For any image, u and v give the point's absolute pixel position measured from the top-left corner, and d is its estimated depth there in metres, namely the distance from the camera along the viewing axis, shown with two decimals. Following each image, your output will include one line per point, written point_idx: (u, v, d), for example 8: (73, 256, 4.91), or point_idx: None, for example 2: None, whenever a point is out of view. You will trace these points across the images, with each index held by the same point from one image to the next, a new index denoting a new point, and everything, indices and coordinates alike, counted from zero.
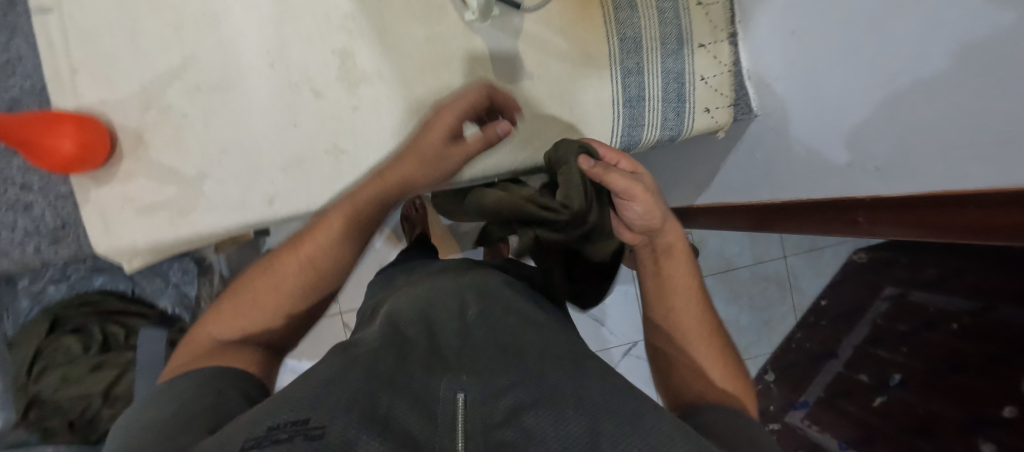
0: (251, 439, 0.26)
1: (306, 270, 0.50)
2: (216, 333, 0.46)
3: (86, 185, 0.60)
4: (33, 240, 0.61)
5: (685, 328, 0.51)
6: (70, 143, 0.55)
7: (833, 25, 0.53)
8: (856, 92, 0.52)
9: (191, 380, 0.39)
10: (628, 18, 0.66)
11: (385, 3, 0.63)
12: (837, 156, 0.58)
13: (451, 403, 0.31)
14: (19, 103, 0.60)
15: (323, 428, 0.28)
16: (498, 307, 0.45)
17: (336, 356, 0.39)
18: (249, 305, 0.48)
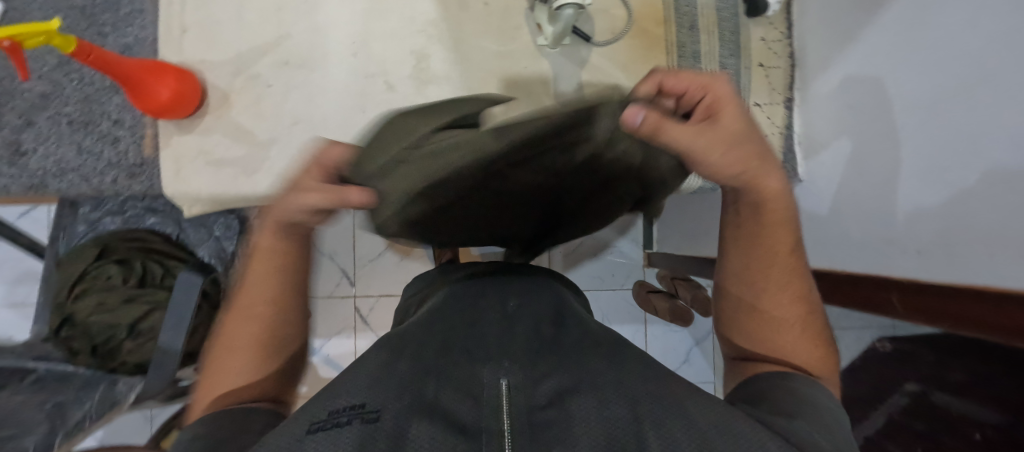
0: (317, 421, 0.30)
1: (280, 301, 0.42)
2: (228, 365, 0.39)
3: (171, 131, 0.66)
4: (113, 172, 0.67)
5: (772, 307, 0.42)
6: (168, 92, 0.60)
7: (892, 107, 0.54)
8: (905, 172, 0.52)
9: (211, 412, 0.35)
10: (690, 67, 0.70)
11: (467, 18, 0.69)
12: (875, 236, 0.58)
13: (494, 390, 0.35)
14: (132, 50, 0.68)
15: (379, 412, 0.31)
16: (539, 311, 0.49)
17: (392, 339, 0.43)
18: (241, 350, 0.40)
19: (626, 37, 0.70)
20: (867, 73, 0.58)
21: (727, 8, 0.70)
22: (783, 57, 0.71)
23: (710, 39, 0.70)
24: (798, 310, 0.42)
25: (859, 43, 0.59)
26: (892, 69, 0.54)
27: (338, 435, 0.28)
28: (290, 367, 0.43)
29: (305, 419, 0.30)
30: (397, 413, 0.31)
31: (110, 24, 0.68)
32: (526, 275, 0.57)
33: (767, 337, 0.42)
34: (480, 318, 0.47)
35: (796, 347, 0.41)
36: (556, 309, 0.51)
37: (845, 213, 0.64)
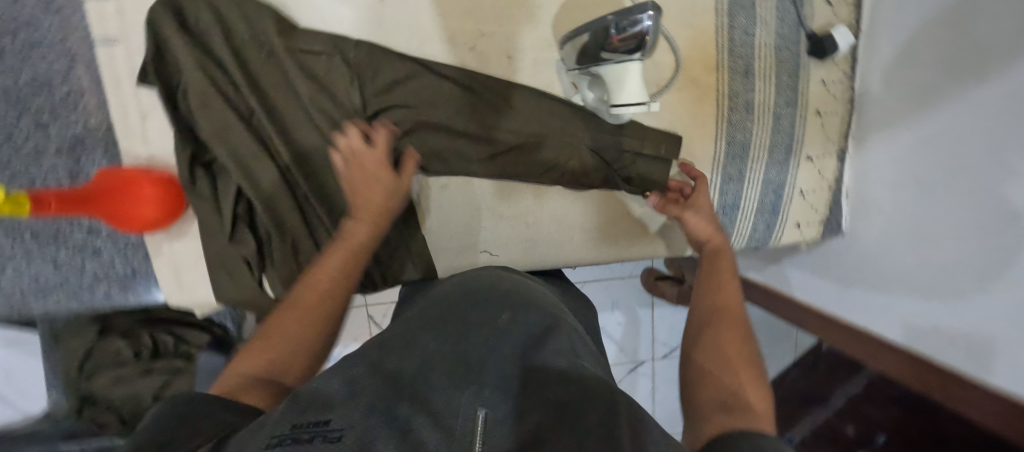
0: (276, 436, 0.23)
1: (325, 300, 0.45)
2: (241, 371, 0.39)
3: (159, 240, 0.58)
4: (104, 285, 0.59)
5: (711, 342, 0.43)
6: (153, 209, 0.52)
7: (961, 195, 0.51)
8: (970, 270, 0.51)
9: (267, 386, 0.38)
10: (742, 120, 0.62)
11: (487, 72, 0.58)
12: (918, 309, 0.59)
13: (467, 426, 0.28)
14: (83, 144, 0.56)
15: (343, 430, 0.25)
16: (537, 320, 0.41)
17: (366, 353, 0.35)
18: (255, 355, 0.40)
19: (672, 89, 0.61)
20: (937, 148, 0.53)
21: (787, 45, 0.61)
22: (841, 102, 0.64)
23: (766, 85, 0.61)
24: (749, 356, 0.41)
25: (936, 111, 0.53)
26: (970, 159, 0.49)
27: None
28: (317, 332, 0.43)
29: (261, 436, 0.23)
30: (364, 433, 0.25)
31: (47, 112, 0.55)
32: (513, 283, 0.48)
33: (706, 370, 0.40)
34: (475, 326, 0.40)
35: (739, 381, 0.38)
36: (534, 330, 0.39)
37: (883, 277, 0.63)
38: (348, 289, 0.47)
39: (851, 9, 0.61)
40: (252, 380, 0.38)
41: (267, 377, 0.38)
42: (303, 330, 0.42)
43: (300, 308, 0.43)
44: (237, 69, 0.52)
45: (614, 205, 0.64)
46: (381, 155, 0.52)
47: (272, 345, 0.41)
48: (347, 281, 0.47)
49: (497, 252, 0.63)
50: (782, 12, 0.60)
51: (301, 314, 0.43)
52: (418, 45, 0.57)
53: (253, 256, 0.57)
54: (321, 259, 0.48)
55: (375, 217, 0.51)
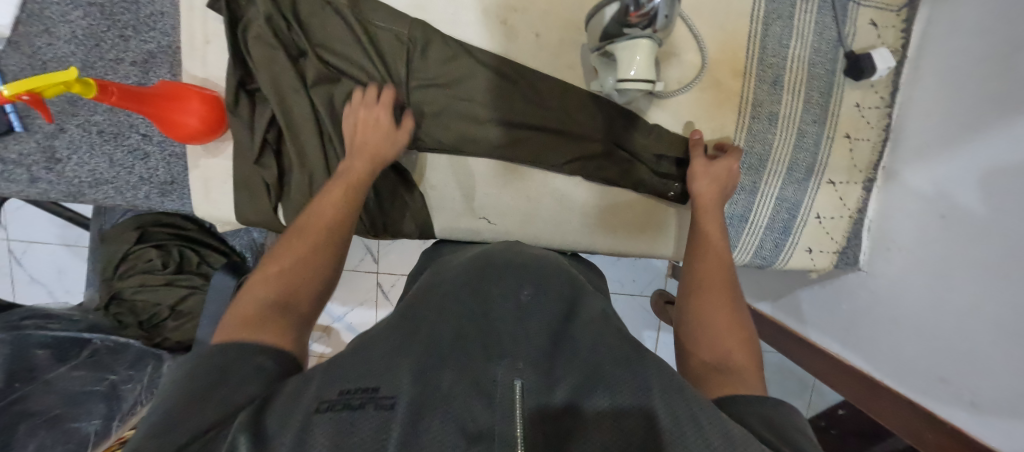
0: (326, 401, 0.29)
1: (331, 232, 0.49)
2: (256, 295, 0.41)
3: (199, 154, 0.64)
4: (145, 187, 0.66)
5: (703, 307, 0.45)
6: (196, 119, 0.57)
7: (997, 243, 0.46)
8: (988, 317, 0.47)
9: (284, 310, 0.41)
10: (763, 131, 0.61)
11: (513, 46, 0.61)
12: (924, 362, 0.54)
13: (505, 392, 0.30)
14: (155, 59, 0.63)
15: (393, 399, 0.29)
16: (555, 291, 0.45)
17: (398, 322, 0.39)
18: (266, 282, 0.43)
19: (694, 88, 0.60)
20: (976, 188, 0.49)
21: (822, 62, 0.60)
22: (876, 129, 0.61)
23: (794, 100, 0.60)
24: (734, 315, 0.45)
25: (981, 146, 0.49)
26: (1004, 196, 0.46)
27: (352, 426, 0.27)
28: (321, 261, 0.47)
29: (313, 399, 0.29)
30: (413, 398, 0.29)
31: (131, 27, 0.63)
32: (534, 259, 0.52)
33: (697, 333, 0.43)
34: (490, 297, 0.44)
35: (729, 345, 0.41)
36: (557, 307, 0.43)
37: (896, 321, 0.59)
38: (351, 215, 0.52)
39: (898, 33, 0.59)
40: (270, 304, 0.41)
41: (283, 300, 0.42)
42: (314, 266, 0.46)
43: (311, 241, 0.47)
44: (288, 8, 0.57)
45: (615, 196, 0.65)
46: (383, 112, 0.57)
47: (275, 279, 0.43)
48: (348, 210, 0.52)
49: (494, 220, 0.65)
50: (822, 27, 0.59)
51: (312, 247, 0.47)
52: (455, 10, 0.60)
53: (272, 180, 0.62)
54: (325, 193, 0.52)
55: (371, 152, 0.56)
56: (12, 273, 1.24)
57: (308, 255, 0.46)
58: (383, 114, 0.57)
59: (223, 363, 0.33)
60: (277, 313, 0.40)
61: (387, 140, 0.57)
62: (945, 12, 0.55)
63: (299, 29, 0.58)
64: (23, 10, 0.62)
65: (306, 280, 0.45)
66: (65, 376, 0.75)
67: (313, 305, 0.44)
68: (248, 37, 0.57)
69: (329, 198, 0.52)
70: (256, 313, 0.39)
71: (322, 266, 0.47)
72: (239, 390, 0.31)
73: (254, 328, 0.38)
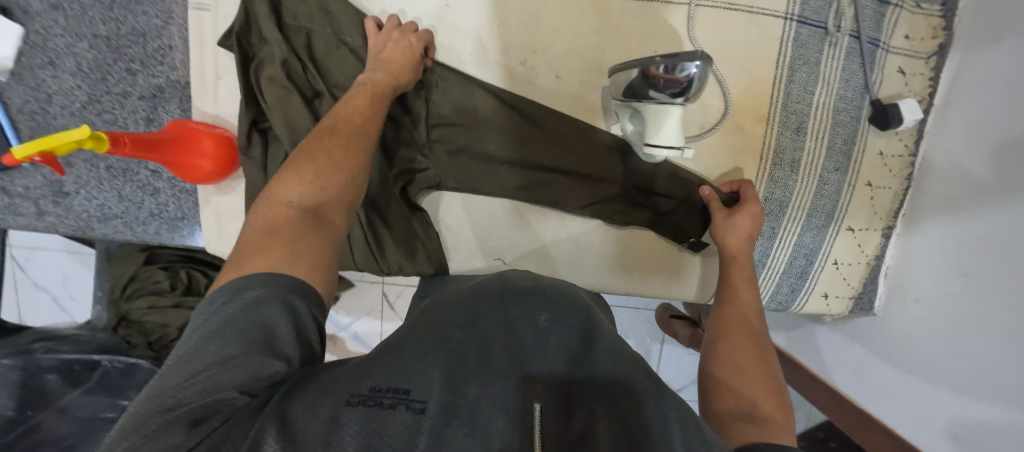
0: (357, 394, 0.29)
1: (360, 137, 0.46)
2: (287, 199, 0.40)
3: (210, 191, 0.63)
4: (156, 222, 0.66)
5: (724, 353, 0.44)
6: (209, 161, 0.56)
7: (1017, 267, 0.47)
8: (999, 385, 0.48)
9: (309, 220, 0.40)
10: (784, 177, 0.60)
11: (533, 87, 0.60)
12: (952, 391, 0.53)
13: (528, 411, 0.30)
14: (164, 93, 0.62)
15: (425, 402, 0.29)
16: (575, 316, 0.43)
17: (427, 329, 0.38)
18: (296, 183, 0.41)
19: (716, 133, 0.59)
20: (996, 214, 0.49)
21: (847, 108, 0.59)
22: (899, 177, 0.61)
23: (817, 146, 0.59)
24: (756, 358, 0.44)
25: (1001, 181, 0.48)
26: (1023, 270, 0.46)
27: (381, 425, 0.27)
28: (350, 170, 0.44)
29: (345, 389, 0.29)
30: (443, 402, 0.29)
31: (139, 60, 0.61)
32: (550, 283, 0.50)
33: (725, 377, 0.42)
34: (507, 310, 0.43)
35: (754, 392, 0.40)
36: (578, 326, 0.41)
37: (913, 363, 0.59)
38: (376, 124, 0.49)
39: (926, 81, 0.58)
40: (298, 213, 0.40)
41: (312, 209, 0.41)
42: (341, 172, 0.43)
43: (339, 144, 0.45)
44: (304, 49, 0.56)
45: (631, 237, 0.64)
46: (417, 38, 0.54)
47: (303, 184, 0.41)
48: (374, 118, 0.49)
49: (509, 260, 0.65)
50: (848, 74, 0.58)
51: (340, 150, 0.44)
52: (474, 50, 0.59)
53: None
54: (347, 99, 0.49)
55: (396, 69, 0.52)
56: (16, 280, 1.23)
57: (336, 161, 0.43)
58: (410, 39, 0.54)
59: (252, 294, 0.32)
60: (301, 224, 0.39)
61: (408, 65, 0.53)
62: (974, 63, 0.53)
63: (314, 68, 0.57)
64: (25, 42, 0.60)
65: (333, 183, 0.42)
66: (76, 402, 0.75)
67: (343, 214, 0.43)
68: (262, 78, 0.56)
69: (357, 104, 0.49)
70: (285, 223, 0.39)
71: (352, 166, 0.44)
72: (265, 339, 0.30)
73: (283, 242, 0.37)
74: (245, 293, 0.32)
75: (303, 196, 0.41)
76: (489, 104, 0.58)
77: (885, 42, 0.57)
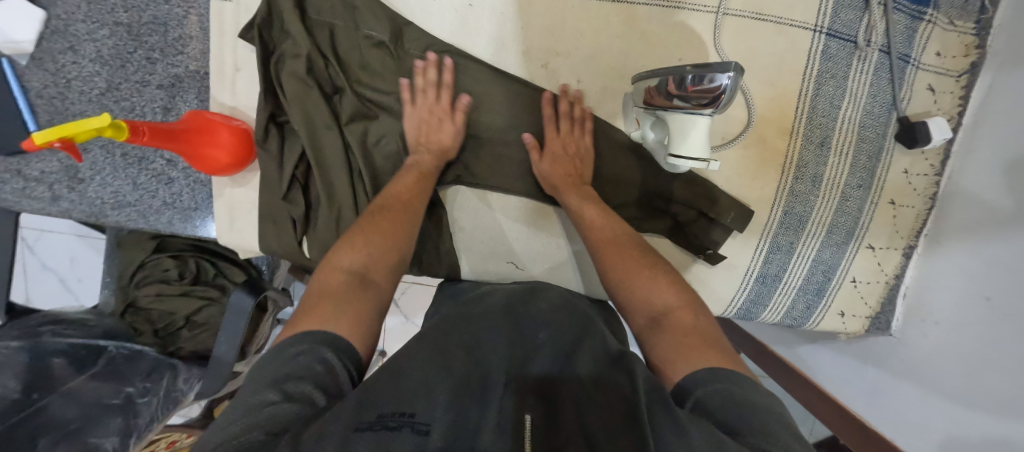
0: (365, 421, 0.27)
1: (408, 209, 0.51)
2: (340, 265, 0.43)
3: (224, 183, 0.63)
4: (168, 212, 0.65)
5: (648, 289, 0.45)
6: (226, 153, 0.56)
7: None
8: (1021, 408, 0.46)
9: (362, 289, 0.42)
10: (805, 192, 0.59)
11: (554, 90, 0.59)
12: (970, 413, 0.52)
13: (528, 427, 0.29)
14: (182, 83, 0.62)
15: (427, 424, 0.28)
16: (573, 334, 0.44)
17: (427, 342, 0.39)
18: (350, 253, 0.45)
19: (738, 145, 0.58)
20: (1022, 229, 0.48)
21: (873, 125, 0.57)
22: (923, 196, 0.60)
23: (841, 163, 0.58)
24: (679, 291, 0.45)
25: None
26: None
27: (386, 441, 0.25)
28: (396, 241, 0.48)
29: (352, 415, 0.27)
30: (445, 424, 0.29)
31: (159, 49, 0.61)
32: (551, 297, 0.51)
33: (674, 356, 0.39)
34: (508, 326, 0.44)
35: (699, 359, 0.37)
36: (571, 339, 0.42)
37: (932, 387, 0.57)
38: (421, 201, 0.53)
39: (956, 100, 0.57)
40: (350, 278, 0.42)
41: (361, 274, 0.43)
42: (389, 242, 0.47)
43: (388, 218, 0.49)
44: (326, 43, 0.56)
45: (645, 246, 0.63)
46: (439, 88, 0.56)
47: (354, 250, 0.45)
48: (422, 194, 0.53)
49: (523, 265, 0.64)
50: (876, 89, 0.57)
51: (391, 221, 0.49)
52: (496, 51, 0.58)
53: (299, 217, 0.60)
54: (401, 175, 0.55)
55: (433, 150, 0.56)
56: (24, 261, 1.24)
57: (385, 232, 0.48)
58: (446, 117, 0.57)
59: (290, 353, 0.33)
60: (354, 286, 0.41)
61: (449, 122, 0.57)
62: (1006, 83, 0.52)
63: (336, 63, 0.57)
64: (47, 26, 0.60)
65: (385, 254, 0.46)
66: (82, 386, 0.75)
67: (388, 280, 0.45)
68: (282, 73, 0.56)
69: (409, 180, 0.54)
70: (336, 287, 0.41)
71: (399, 237, 0.48)
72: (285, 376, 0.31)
73: (332, 300, 0.39)
74: (286, 350, 0.34)
75: (360, 265, 0.44)
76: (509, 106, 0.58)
77: (916, 59, 0.56)
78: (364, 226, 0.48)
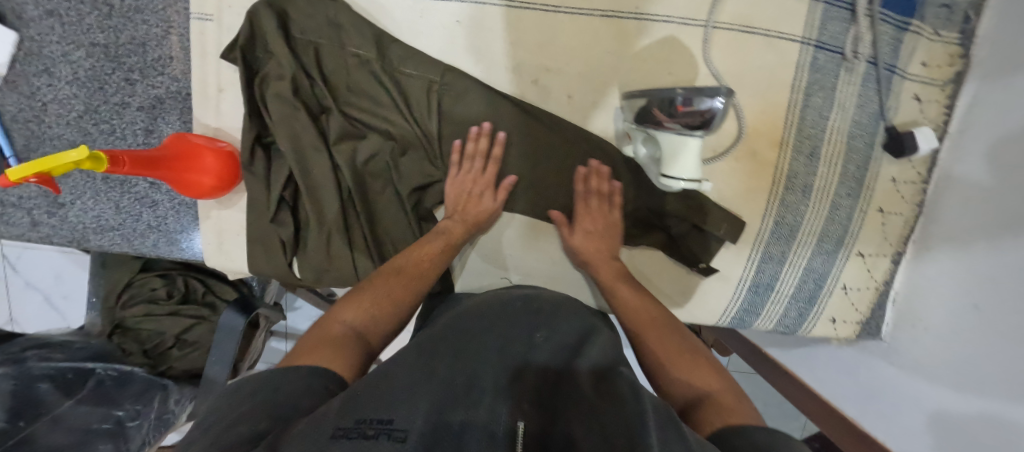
0: (341, 428, 0.27)
1: (423, 275, 0.52)
2: (344, 319, 0.45)
3: (210, 205, 0.62)
4: (153, 236, 0.64)
5: (670, 355, 0.45)
6: (211, 178, 0.55)
7: None
8: (996, 400, 0.47)
9: (358, 345, 0.42)
10: (795, 202, 0.59)
11: (544, 106, 0.58)
12: (962, 401, 0.52)
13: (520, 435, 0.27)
14: (163, 104, 0.60)
15: (405, 431, 0.27)
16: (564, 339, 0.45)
17: (418, 361, 0.38)
18: (355, 309, 0.46)
19: (729, 157, 0.59)
20: (1009, 235, 0.48)
21: (862, 135, 0.58)
22: (910, 203, 0.61)
23: (830, 172, 0.58)
24: (705, 364, 0.44)
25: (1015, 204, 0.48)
26: None
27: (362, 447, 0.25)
28: (403, 305, 0.49)
29: (331, 424, 0.27)
30: (426, 434, 0.27)
31: (137, 70, 0.59)
32: (548, 302, 0.52)
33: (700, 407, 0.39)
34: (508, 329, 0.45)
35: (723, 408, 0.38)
36: (565, 349, 0.43)
37: (919, 389, 0.58)
38: (438, 269, 0.54)
39: (941, 108, 0.57)
40: (348, 332, 0.43)
41: (361, 332, 0.44)
42: (397, 306, 0.48)
43: (401, 280, 0.50)
44: (310, 63, 0.55)
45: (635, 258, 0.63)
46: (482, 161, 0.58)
47: (357, 306, 0.46)
48: (438, 265, 0.54)
49: (516, 279, 0.64)
50: (864, 99, 0.57)
51: (402, 284, 0.50)
52: (485, 68, 0.58)
53: (289, 238, 0.59)
54: (421, 242, 0.55)
55: (468, 219, 0.58)
56: (7, 281, 1.21)
57: (392, 293, 0.49)
58: (487, 189, 0.58)
59: (277, 371, 0.35)
60: (352, 342, 0.42)
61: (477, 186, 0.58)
62: (990, 92, 0.53)
63: (322, 82, 0.56)
64: (20, 48, 0.58)
65: (389, 314, 0.47)
66: (71, 412, 0.74)
67: (380, 342, 0.45)
68: (267, 94, 0.55)
69: (427, 242, 0.55)
70: (335, 337, 0.42)
71: (407, 302, 0.49)
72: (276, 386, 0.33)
73: (327, 349, 0.40)
74: (268, 372, 0.35)
75: (364, 321, 0.45)
76: (500, 122, 0.58)
77: (903, 69, 0.57)
78: (370, 283, 0.49)
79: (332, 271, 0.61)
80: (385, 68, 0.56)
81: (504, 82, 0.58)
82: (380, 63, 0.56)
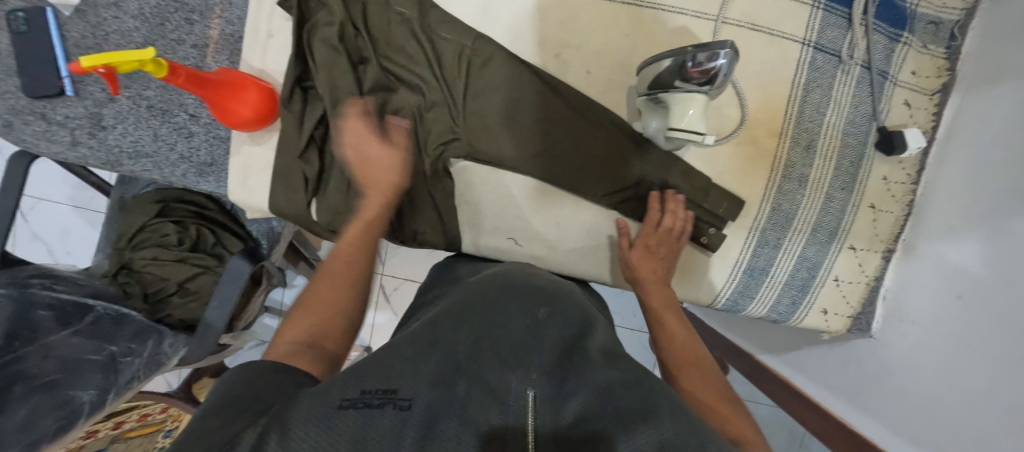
0: (348, 399, 0.29)
1: (359, 262, 0.50)
2: (284, 340, 0.41)
3: (243, 140, 0.66)
4: (184, 166, 0.68)
5: (681, 363, 0.46)
6: (250, 109, 0.59)
7: (1005, 276, 0.48)
8: (986, 394, 0.49)
9: (310, 353, 0.40)
10: (792, 191, 0.63)
11: (563, 79, 0.63)
12: (948, 390, 0.53)
13: (519, 399, 0.30)
14: (216, 44, 0.66)
15: (410, 400, 0.29)
16: (573, 315, 0.43)
17: (418, 334, 0.37)
18: (292, 326, 0.43)
19: (731, 142, 0.63)
20: (989, 226, 0.51)
21: (855, 133, 0.62)
22: (900, 203, 0.64)
23: (825, 165, 0.62)
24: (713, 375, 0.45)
25: (997, 197, 0.51)
26: (1005, 283, 0.48)
27: (369, 421, 0.27)
28: (348, 296, 0.47)
29: (338, 395, 0.29)
30: (431, 402, 0.29)
31: (199, 12, 0.65)
32: (550, 285, 0.50)
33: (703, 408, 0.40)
34: (514, 299, 0.44)
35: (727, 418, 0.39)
36: (573, 323, 0.41)
37: (907, 382, 0.59)
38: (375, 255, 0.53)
39: (929, 115, 0.62)
40: (294, 348, 0.40)
41: (308, 341, 0.42)
42: (343, 301, 0.47)
43: (339, 277, 0.48)
44: (356, 17, 0.60)
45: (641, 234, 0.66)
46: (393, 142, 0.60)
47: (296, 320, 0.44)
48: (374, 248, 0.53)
49: (523, 242, 0.67)
50: (858, 100, 0.62)
51: (342, 281, 0.48)
52: (514, 39, 0.63)
53: (312, 176, 0.62)
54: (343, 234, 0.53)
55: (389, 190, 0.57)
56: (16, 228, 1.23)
57: (333, 291, 0.47)
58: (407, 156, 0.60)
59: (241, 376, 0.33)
60: (303, 352, 0.40)
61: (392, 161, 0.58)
62: (972, 102, 0.58)
63: (364, 35, 0.61)
64: None
65: (336, 315, 0.45)
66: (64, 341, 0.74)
67: (337, 344, 0.44)
68: (314, 39, 0.60)
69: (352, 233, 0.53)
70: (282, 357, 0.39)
71: (351, 297, 0.48)
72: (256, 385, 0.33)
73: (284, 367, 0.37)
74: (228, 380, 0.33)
75: (303, 333, 0.42)
76: (522, 88, 0.62)
77: (894, 76, 0.62)
78: (309, 294, 0.47)
79: (347, 214, 0.63)
80: (422, 27, 0.61)
81: (529, 54, 0.63)
82: (418, 23, 0.61)
